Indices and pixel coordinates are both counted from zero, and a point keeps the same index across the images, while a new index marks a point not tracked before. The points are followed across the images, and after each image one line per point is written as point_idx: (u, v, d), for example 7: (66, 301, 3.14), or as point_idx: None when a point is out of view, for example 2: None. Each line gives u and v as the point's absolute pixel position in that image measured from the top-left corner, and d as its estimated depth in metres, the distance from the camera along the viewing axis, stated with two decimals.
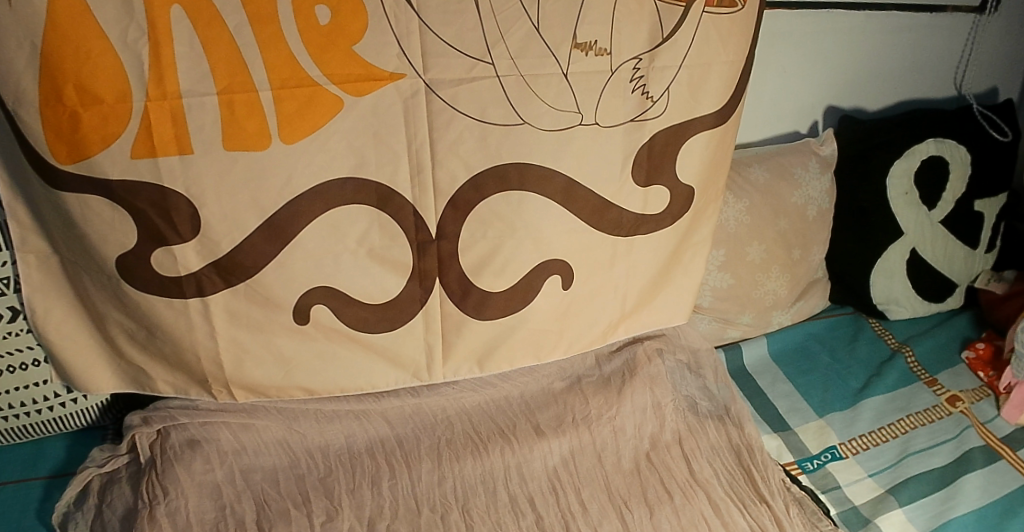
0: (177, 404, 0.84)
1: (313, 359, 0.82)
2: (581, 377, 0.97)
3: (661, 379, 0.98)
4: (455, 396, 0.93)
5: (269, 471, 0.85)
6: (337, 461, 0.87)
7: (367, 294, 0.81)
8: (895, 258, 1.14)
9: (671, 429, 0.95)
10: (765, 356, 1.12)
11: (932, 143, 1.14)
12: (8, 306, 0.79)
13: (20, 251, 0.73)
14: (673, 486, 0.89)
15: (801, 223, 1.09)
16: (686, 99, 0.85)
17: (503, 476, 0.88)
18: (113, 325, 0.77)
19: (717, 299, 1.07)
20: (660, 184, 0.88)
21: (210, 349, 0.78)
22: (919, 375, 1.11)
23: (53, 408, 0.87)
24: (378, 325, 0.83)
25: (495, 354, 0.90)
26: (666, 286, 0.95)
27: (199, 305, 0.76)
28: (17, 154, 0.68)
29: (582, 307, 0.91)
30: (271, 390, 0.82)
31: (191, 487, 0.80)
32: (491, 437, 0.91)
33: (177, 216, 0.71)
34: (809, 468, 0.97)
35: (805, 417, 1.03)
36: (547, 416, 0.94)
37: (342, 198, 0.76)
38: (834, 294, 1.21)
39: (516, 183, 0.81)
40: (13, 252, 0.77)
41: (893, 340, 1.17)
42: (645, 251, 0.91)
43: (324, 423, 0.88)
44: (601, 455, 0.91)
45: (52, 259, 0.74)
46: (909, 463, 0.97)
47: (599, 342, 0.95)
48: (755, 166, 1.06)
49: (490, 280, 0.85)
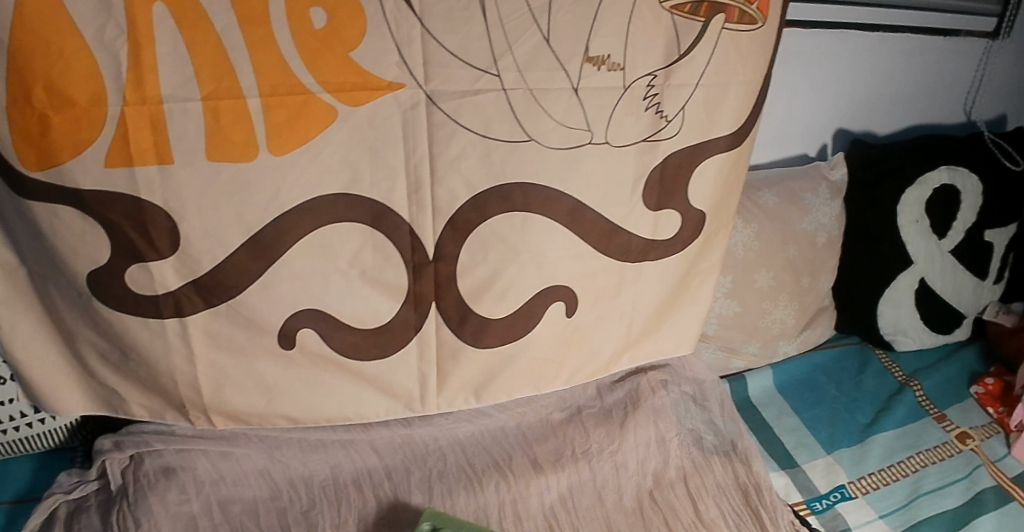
0: (153, 428, 0.82)
1: (299, 384, 0.79)
2: (581, 408, 0.91)
3: (665, 411, 0.92)
4: (448, 426, 0.87)
5: (249, 502, 0.81)
6: (320, 493, 0.83)
7: (358, 319, 0.77)
8: (903, 288, 1.10)
9: (676, 466, 0.89)
10: (770, 387, 1.06)
11: (945, 171, 1.10)
12: None
13: None
14: (678, 527, 0.84)
15: (811, 250, 1.03)
16: (702, 119, 0.81)
17: (497, 513, 0.82)
18: (85, 343, 0.78)
19: (723, 327, 1.00)
20: (671, 209, 0.83)
21: (188, 373, 0.76)
22: (929, 410, 1.07)
23: (19, 428, 0.85)
24: (368, 351, 0.79)
25: (493, 384, 0.84)
26: (674, 313, 0.89)
27: (177, 325, 0.74)
28: None
29: (587, 334, 0.85)
30: (253, 417, 0.80)
31: (165, 520, 0.77)
32: (486, 470, 0.85)
33: (155, 229, 0.69)
34: (817, 508, 0.91)
35: (813, 452, 0.98)
36: (545, 449, 0.88)
37: (334, 214, 0.73)
38: (839, 322, 1.17)
39: (521, 203, 0.77)
40: None
41: (901, 373, 1.12)
42: (654, 277, 0.85)
43: (308, 452, 0.84)
44: (601, 492, 0.85)
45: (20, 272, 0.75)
46: (920, 504, 0.94)
47: (601, 372, 0.89)
48: (766, 189, 1.00)
49: (490, 305, 0.80)
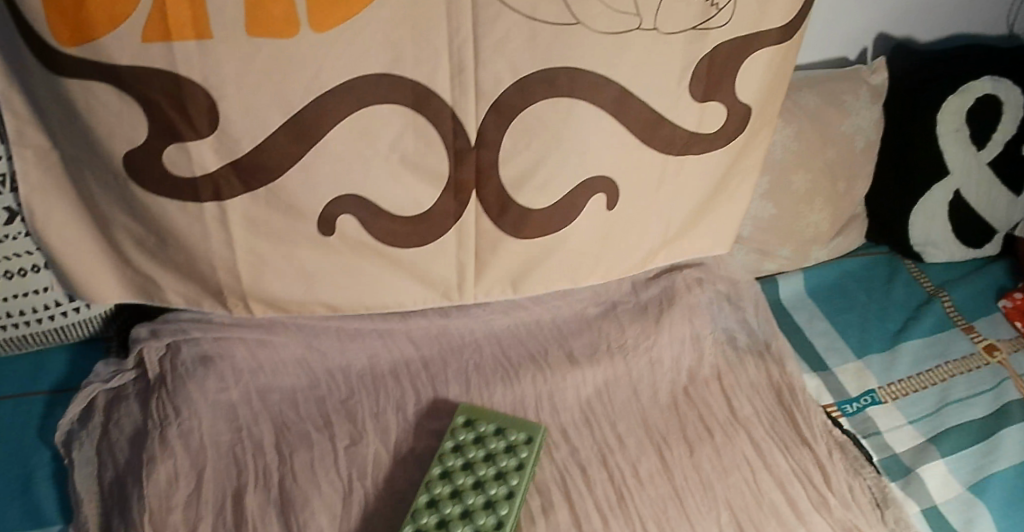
0: (189, 317, 0.81)
1: (337, 271, 0.78)
2: (616, 303, 0.91)
3: (700, 309, 0.92)
4: (484, 317, 0.87)
5: (288, 391, 0.82)
6: (358, 382, 0.83)
7: (398, 205, 0.76)
8: (938, 198, 1.07)
9: (710, 364, 0.90)
10: (801, 290, 1.06)
11: (988, 81, 1.05)
12: (4, 206, 0.76)
13: (18, 146, 0.71)
14: (714, 423, 0.85)
15: (847, 154, 1.00)
16: (754, 10, 0.77)
17: (534, 404, 0.84)
18: (120, 229, 0.75)
19: (758, 229, 1.00)
20: (718, 100, 0.81)
21: (227, 259, 0.75)
22: (956, 321, 1.04)
23: (54, 316, 0.85)
24: (408, 240, 0.78)
25: (531, 276, 0.84)
26: (713, 211, 0.88)
27: (216, 210, 0.73)
28: (19, 41, 0.65)
29: (626, 229, 0.85)
30: (291, 305, 0.79)
31: (205, 408, 0.78)
32: (522, 362, 0.86)
33: (194, 108, 0.67)
34: (848, 410, 0.93)
35: (844, 357, 0.99)
36: (580, 343, 0.88)
37: (375, 97, 0.70)
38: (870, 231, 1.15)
39: (567, 88, 0.74)
40: (9, 152, 0.74)
41: (929, 284, 1.10)
42: (696, 172, 0.84)
43: (346, 341, 0.84)
44: (636, 386, 0.86)
45: (51, 155, 0.72)
46: (948, 412, 0.93)
47: (637, 268, 0.89)
48: (807, 90, 0.97)
49: (531, 195, 0.79)
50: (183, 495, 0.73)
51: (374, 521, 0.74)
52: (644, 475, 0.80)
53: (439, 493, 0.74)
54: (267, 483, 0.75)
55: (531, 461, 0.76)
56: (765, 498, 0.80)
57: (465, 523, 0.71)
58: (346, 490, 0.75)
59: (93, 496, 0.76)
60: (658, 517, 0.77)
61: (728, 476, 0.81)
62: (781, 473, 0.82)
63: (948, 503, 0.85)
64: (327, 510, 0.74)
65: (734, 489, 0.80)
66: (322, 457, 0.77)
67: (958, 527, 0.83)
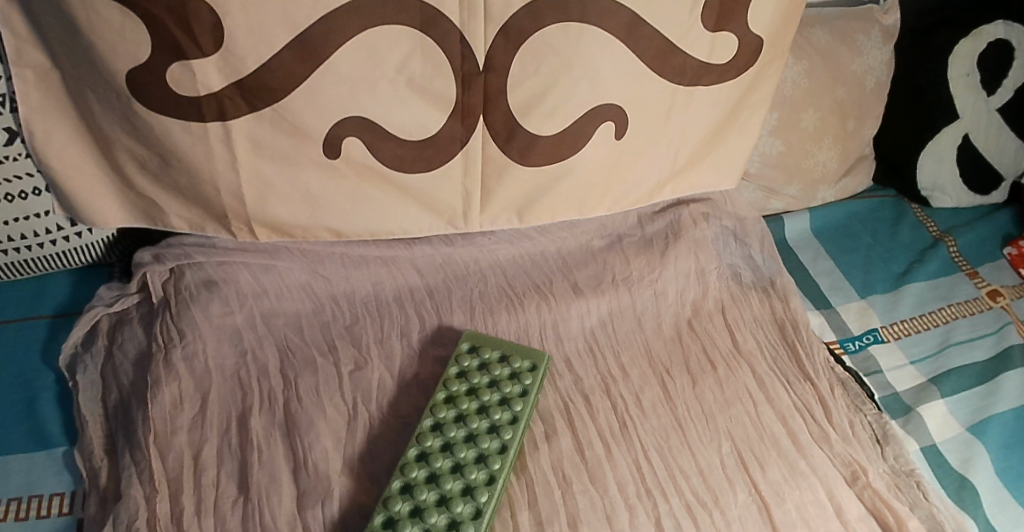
0: (192, 241, 0.81)
1: (343, 196, 0.78)
2: (622, 236, 0.91)
3: (706, 244, 0.92)
4: (489, 247, 0.88)
5: (292, 316, 0.82)
6: (363, 309, 0.84)
7: (405, 130, 0.75)
8: (946, 143, 1.06)
9: (714, 298, 0.90)
10: (807, 230, 1.06)
11: (1003, 26, 1.03)
12: (5, 127, 0.75)
13: (17, 65, 0.70)
14: (717, 356, 0.85)
15: (857, 94, 0.99)
16: None
17: (538, 333, 0.84)
18: (122, 151, 0.74)
19: (766, 167, 0.99)
20: (729, 31, 0.80)
21: (232, 182, 0.75)
22: (960, 266, 1.04)
23: (56, 241, 0.85)
24: (414, 166, 0.78)
25: (537, 205, 0.84)
26: (721, 145, 0.88)
27: (220, 132, 0.72)
28: None
29: (633, 160, 0.84)
30: (296, 230, 0.79)
31: (209, 331, 0.78)
32: (527, 293, 0.86)
33: (197, 26, 0.65)
34: (850, 348, 0.94)
35: (848, 296, 0.99)
36: (584, 274, 0.89)
37: (383, 16, 0.69)
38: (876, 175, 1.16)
39: (577, 13, 0.73)
40: (8, 70, 0.72)
41: (935, 228, 1.09)
42: (705, 104, 0.83)
43: (351, 267, 0.84)
44: (640, 318, 0.87)
45: (51, 74, 0.71)
46: (950, 353, 0.94)
47: (644, 202, 0.89)
48: (819, 26, 0.96)
49: (539, 121, 0.78)
50: (188, 417, 0.74)
51: (378, 444, 0.74)
52: (646, 405, 0.80)
53: (444, 417, 0.74)
54: (272, 406, 0.75)
55: (535, 388, 0.77)
56: (766, 431, 0.80)
57: (469, 447, 0.72)
58: (350, 414, 0.76)
59: (98, 419, 0.76)
60: (660, 445, 0.77)
61: (730, 407, 0.81)
62: (783, 407, 0.82)
63: (947, 442, 0.85)
64: (331, 433, 0.74)
65: (736, 421, 0.80)
66: (326, 382, 0.77)
67: (957, 465, 0.83)
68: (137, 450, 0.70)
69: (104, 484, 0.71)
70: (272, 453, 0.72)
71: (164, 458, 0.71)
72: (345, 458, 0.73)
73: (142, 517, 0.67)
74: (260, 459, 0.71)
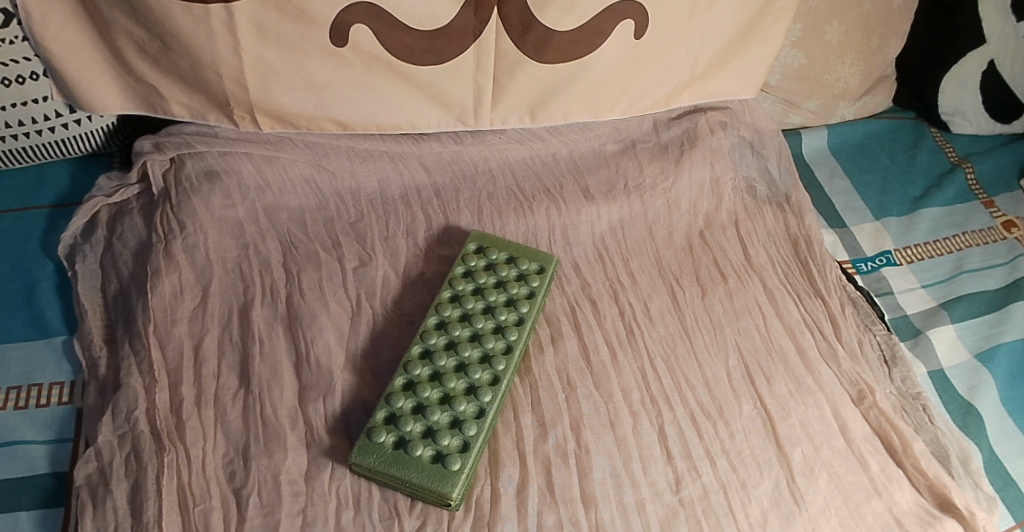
0: (194, 131, 0.78)
1: (349, 86, 0.76)
2: (636, 142, 0.90)
3: (721, 154, 0.90)
4: (500, 146, 0.86)
5: (295, 212, 0.80)
6: (368, 207, 0.82)
7: (415, 19, 0.72)
8: (970, 67, 1.03)
9: (728, 210, 0.88)
10: (824, 149, 1.05)
11: None
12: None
13: None
14: (728, 268, 0.83)
15: (884, 10, 0.96)
16: None
17: (546, 236, 0.83)
18: (122, 33, 0.71)
19: (786, 79, 0.98)
20: None
21: (235, 68, 0.72)
22: (977, 195, 1.01)
23: (56, 129, 0.82)
24: (424, 58, 0.75)
25: (550, 104, 0.82)
26: (742, 51, 0.85)
27: (222, 13, 0.68)
28: None
29: (651, 62, 0.82)
30: (301, 120, 0.77)
31: (211, 223, 0.76)
32: (537, 196, 0.85)
33: None
34: (863, 269, 0.93)
35: (862, 217, 0.98)
36: (596, 179, 0.87)
37: None
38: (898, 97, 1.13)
39: None
40: None
41: (954, 154, 1.06)
42: (729, 5, 0.80)
43: (356, 163, 0.82)
44: (651, 226, 0.85)
45: None
46: (962, 280, 0.92)
47: (660, 106, 0.87)
48: None
49: (556, 16, 0.75)
50: (189, 308, 0.72)
51: (380, 341, 0.73)
52: (654, 312, 0.79)
53: (449, 315, 0.72)
54: (274, 299, 0.74)
55: (542, 290, 0.75)
56: (774, 345, 0.78)
57: (474, 345, 0.70)
58: (353, 310, 0.75)
59: (98, 309, 0.75)
60: (666, 354, 0.76)
61: (739, 319, 0.80)
62: (792, 321, 0.81)
63: (955, 369, 0.84)
64: (333, 329, 0.73)
65: (744, 333, 0.79)
66: (330, 278, 0.76)
67: (962, 391, 0.82)
68: (137, 339, 0.69)
69: (103, 374, 0.70)
70: (273, 346, 0.71)
71: (163, 348, 0.69)
72: (346, 353, 0.72)
73: (141, 406, 0.66)
74: (261, 352, 0.70)
